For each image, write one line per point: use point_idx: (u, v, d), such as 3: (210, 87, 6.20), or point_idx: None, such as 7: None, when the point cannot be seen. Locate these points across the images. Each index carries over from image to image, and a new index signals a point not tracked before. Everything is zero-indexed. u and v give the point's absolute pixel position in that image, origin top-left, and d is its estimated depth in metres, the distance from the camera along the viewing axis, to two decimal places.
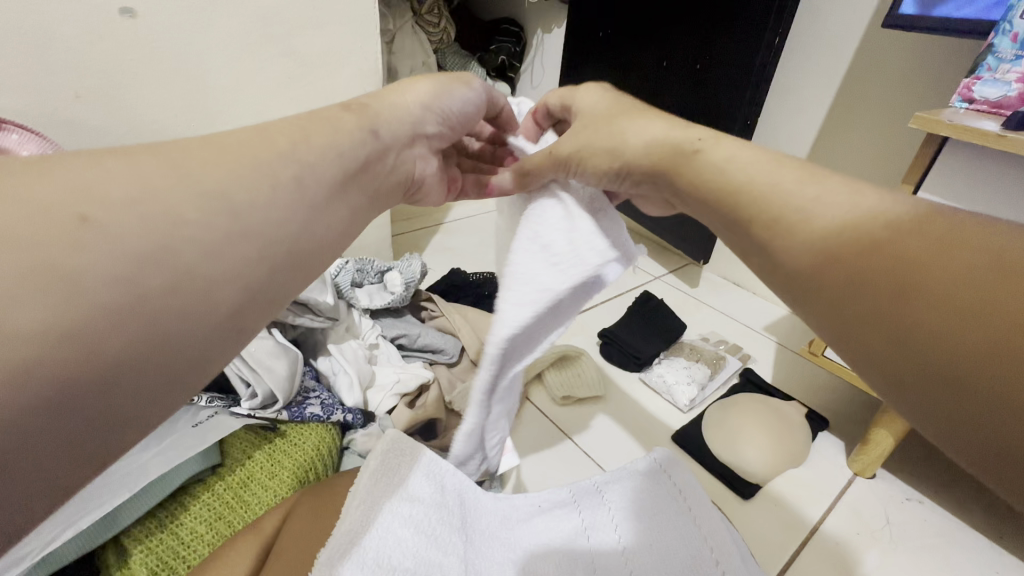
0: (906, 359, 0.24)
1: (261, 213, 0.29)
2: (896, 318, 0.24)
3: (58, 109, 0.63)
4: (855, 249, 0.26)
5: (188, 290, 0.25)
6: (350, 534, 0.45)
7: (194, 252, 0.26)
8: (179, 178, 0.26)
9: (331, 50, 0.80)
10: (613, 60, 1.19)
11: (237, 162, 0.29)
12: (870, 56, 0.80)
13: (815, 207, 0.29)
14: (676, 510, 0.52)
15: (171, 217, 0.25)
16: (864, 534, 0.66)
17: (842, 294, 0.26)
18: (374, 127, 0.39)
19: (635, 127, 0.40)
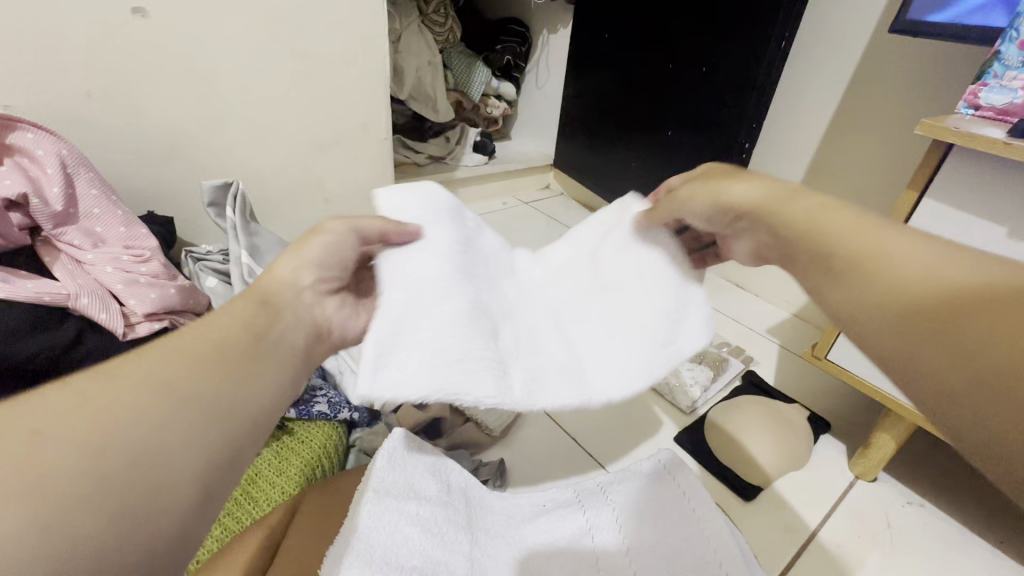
0: (981, 379, 0.24)
1: (229, 392, 0.31)
2: (954, 339, 0.25)
3: (71, 108, 0.64)
4: (916, 279, 0.29)
5: (146, 458, 0.26)
6: (359, 532, 0.45)
7: (137, 436, 0.26)
8: (166, 365, 0.30)
9: (340, 50, 0.80)
10: (619, 62, 1.19)
11: (219, 349, 0.32)
12: (876, 60, 0.81)
13: (882, 248, 0.31)
14: (679, 511, 0.53)
15: (109, 411, 0.26)
16: (865, 538, 0.66)
17: (900, 318, 0.28)
18: (263, 299, 0.37)
19: (726, 186, 0.42)
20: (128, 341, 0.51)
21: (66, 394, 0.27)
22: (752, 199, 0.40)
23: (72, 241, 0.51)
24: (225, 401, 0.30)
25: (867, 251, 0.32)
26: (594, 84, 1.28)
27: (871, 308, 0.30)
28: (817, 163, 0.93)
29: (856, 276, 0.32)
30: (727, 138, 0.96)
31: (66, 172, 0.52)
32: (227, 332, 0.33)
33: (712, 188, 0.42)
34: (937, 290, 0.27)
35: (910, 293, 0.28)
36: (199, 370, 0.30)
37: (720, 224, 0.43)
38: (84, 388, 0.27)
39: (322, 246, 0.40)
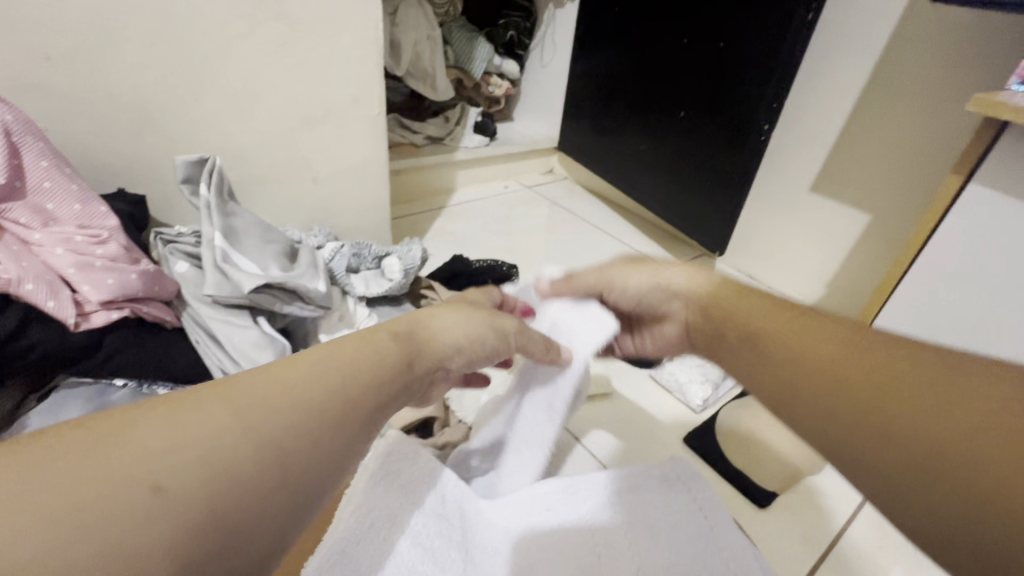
0: (885, 473, 0.26)
1: (313, 463, 0.25)
2: (878, 423, 0.26)
3: (28, 72, 0.58)
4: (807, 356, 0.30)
5: (243, 548, 0.23)
6: (342, 544, 0.41)
7: (253, 520, 0.23)
8: (249, 432, 0.24)
9: (328, 15, 0.74)
10: (629, 38, 1.12)
11: (314, 403, 0.26)
12: (912, 33, 0.74)
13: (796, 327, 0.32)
14: (693, 522, 0.48)
15: (227, 483, 0.22)
16: (886, 548, 0.62)
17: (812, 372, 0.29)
18: (412, 357, 0.32)
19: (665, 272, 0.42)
20: (80, 332, 0.46)
21: (192, 429, 0.23)
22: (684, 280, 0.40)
23: (18, 218, 0.46)
24: (320, 473, 0.26)
25: (767, 330, 0.32)
26: (602, 61, 1.21)
27: (775, 378, 0.31)
28: (841, 147, 0.87)
29: (764, 352, 0.32)
30: (746, 120, 0.89)
31: (11, 139, 0.46)
32: (363, 373, 0.29)
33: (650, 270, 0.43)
34: (843, 371, 0.28)
35: (808, 364, 0.30)
36: (322, 421, 0.26)
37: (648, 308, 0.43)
38: (216, 439, 0.23)
39: (483, 336, 0.37)
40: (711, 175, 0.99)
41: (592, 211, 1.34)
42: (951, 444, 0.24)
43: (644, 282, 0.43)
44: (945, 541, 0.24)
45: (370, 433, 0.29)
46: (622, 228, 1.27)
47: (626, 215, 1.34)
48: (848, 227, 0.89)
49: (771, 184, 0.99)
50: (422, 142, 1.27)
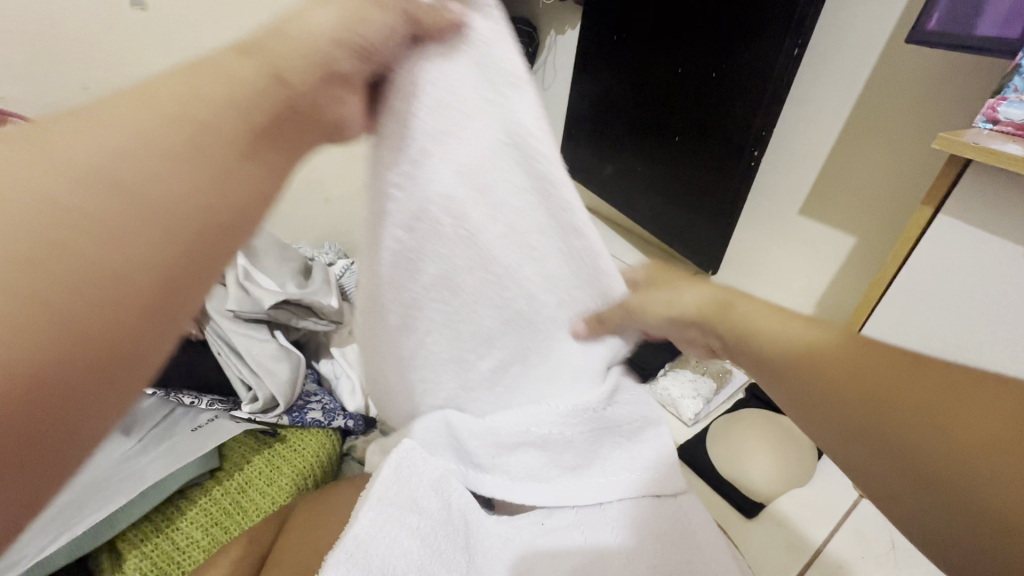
0: (903, 472, 0.32)
1: (178, 195, 0.23)
2: (873, 418, 0.34)
3: None
4: (807, 354, 0.38)
5: (115, 280, 0.22)
6: (358, 539, 0.45)
7: (113, 256, 0.22)
8: (76, 175, 0.22)
9: None
10: (627, 65, 1.17)
11: (156, 139, 0.23)
12: (890, 70, 0.79)
13: (772, 327, 0.41)
14: (681, 533, 0.52)
15: (69, 221, 0.21)
16: (869, 558, 0.65)
17: (810, 375, 0.37)
18: (279, 73, 0.27)
19: (675, 298, 0.46)
20: None
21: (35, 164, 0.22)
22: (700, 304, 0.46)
23: None
24: (189, 203, 0.23)
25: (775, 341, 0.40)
26: (602, 84, 1.26)
27: (799, 394, 0.38)
28: (827, 173, 0.91)
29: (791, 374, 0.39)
30: (737, 146, 0.94)
31: None
32: (215, 110, 0.25)
33: (666, 301, 0.46)
34: (848, 395, 0.35)
35: (823, 387, 0.37)
36: (184, 159, 0.24)
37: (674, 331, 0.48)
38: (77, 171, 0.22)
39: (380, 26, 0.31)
40: (706, 199, 1.03)
41: None
42: (932, 426, 0.31)
43: (663, 317, 0.46)
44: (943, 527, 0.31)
45: (254, 175, 0.26)
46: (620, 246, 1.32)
47: (627, 233, 1.38)
48: (836, 248, 0.93)
49: (761, 207, 1.03)
50: None
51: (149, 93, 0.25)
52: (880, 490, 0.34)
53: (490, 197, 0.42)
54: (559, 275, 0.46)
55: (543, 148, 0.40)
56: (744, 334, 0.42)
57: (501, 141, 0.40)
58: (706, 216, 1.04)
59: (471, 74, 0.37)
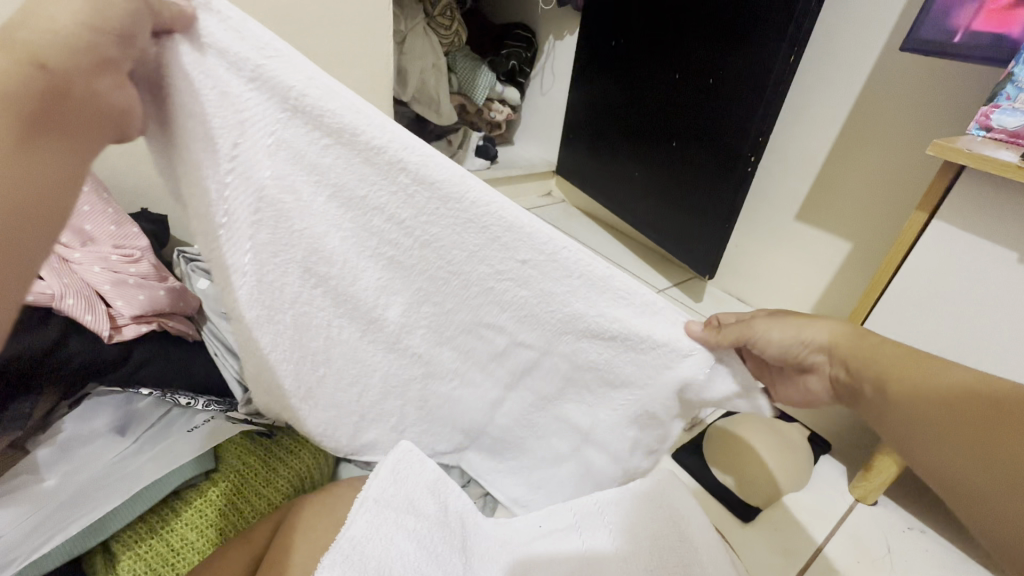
0: (996, 512, 0.31)
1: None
2: (976, 454, 0.32)
3: None
4: (923, 386, 0.36)
5: None
6: (353, 540, 0.44)
7: None
8: None
9: (344, 50, 0.79)
10: (624, 71, 1.18)
11: None
12: (885, 78, 0.80)
13: (892, 360, 0.39)
14: (681, 534, 0.51)
15: None
16: (864, 562, 0.65)
17: (929, 411, 0.35)
18: (39, 57, 0.27)
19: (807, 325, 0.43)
20: (112, 342, 0.49)
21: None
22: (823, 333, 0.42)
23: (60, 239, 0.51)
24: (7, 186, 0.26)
25: (861, 350, 0.41)
26: (599, 90, 1.27)
27: (911, 427, 0.36)
28: (823, 179, 0.92)
29: (872, 385, 0.39)
30: (733, 152, 0.95)
31: None
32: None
33: (796, 327, 0.43)
34: (935, 396, 0.35)
35: (901, 395, 0.37)
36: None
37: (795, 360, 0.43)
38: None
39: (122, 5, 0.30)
40: (704, 204, 1.04)
41: (590, 234, 1.39)
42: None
43: (786, 340, 0.42)
44: None
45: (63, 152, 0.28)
46: (617, 250, 1.32)
47: (624, 237, 1.39)
48: (831, 254, 0.94)
49: (758, 213, 1.04)
50: None
51: None
52: (974, 515, 0.32)
53: (323, 171, 0.40)
54: (456, 240, 0.42)
55: (329, 104, 0.36)
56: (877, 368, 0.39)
57: (288, 114, 0.37)
58: (704, 222, 1.05)
59: (229, 76, 0.36)
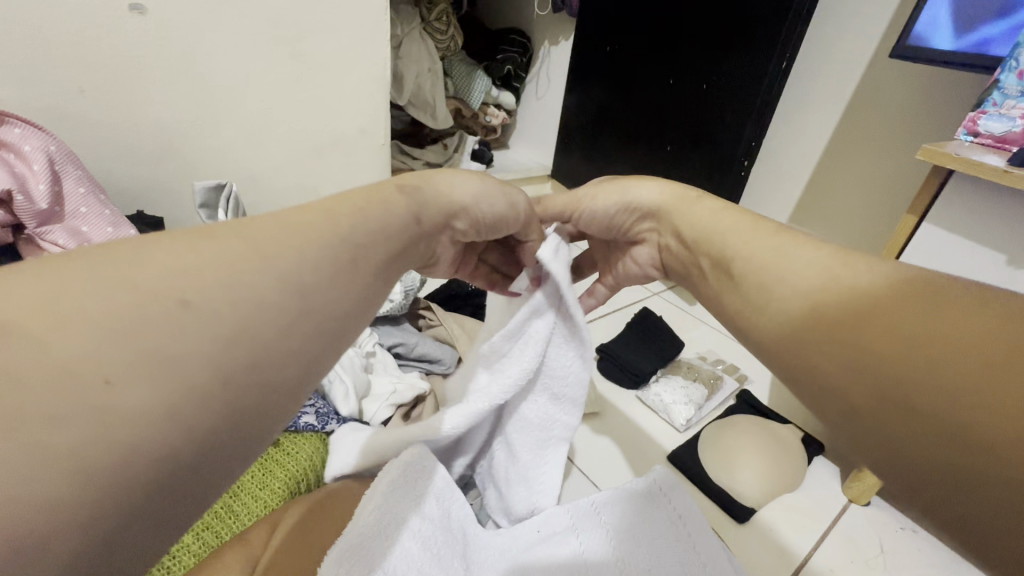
0: (880, 424, 0.25)
1: (328, 292, 0.25)
2: (853, 352, 0.26)
3: (61, 103, 0.62)
4: (817, 287, 0.30)
5: (270, 366, 0.22)
6: (361, 537, 0.44)
7: (274, 339, 0.22)
8: (257, 258, 0.23)
9: (342, 54, 0.80)
10: (619, 75, 1.19)
11: (306, 233, 0.25)
12: (875, 84, 0.81)
13: (781, 258, 0.34)
14: (676, 533, 0.53)
15: (256, 304, 0.22)
16: (858, 563, 0.66)
17: (811, 314, 0.30)
18: (419, 212, 0.33)
19: (629, 187, 0.47)
20: None
21: (106, 277, 0.20)
22: (655, 199, 0.46)
23: (56, 240, 0.51)
24: (331, 299, 0.25)
25: (758, 249, 0.36)
26: (594, 95, 1.28)
27: (790, 329, 0.31)
28: (815, 184, 0.93)
29: (763, 285, 0.34)
30: (726, 156, 0.96)
31: (54, 168, 0.54)
32: (349, 224, 0.28)
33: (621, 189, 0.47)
34: (828, 293, 0.29)
35: (794, 293, 0.31)
36: (317, 251, 0.25)
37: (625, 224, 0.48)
38: (160, 293, 0.20)
39: (479, 189, 0.39)
40: None
41: None
42: (952, 366, 0.23)
43: (614, 204, 0.47)
44: (914, 480, 0.23)
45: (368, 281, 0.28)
46: None
47: None
48: None
49: None
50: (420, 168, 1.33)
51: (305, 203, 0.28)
52: (842, 420, 0.26)
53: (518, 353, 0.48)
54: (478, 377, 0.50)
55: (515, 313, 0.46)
56: (701, 229, 0.42)
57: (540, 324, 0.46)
58: None
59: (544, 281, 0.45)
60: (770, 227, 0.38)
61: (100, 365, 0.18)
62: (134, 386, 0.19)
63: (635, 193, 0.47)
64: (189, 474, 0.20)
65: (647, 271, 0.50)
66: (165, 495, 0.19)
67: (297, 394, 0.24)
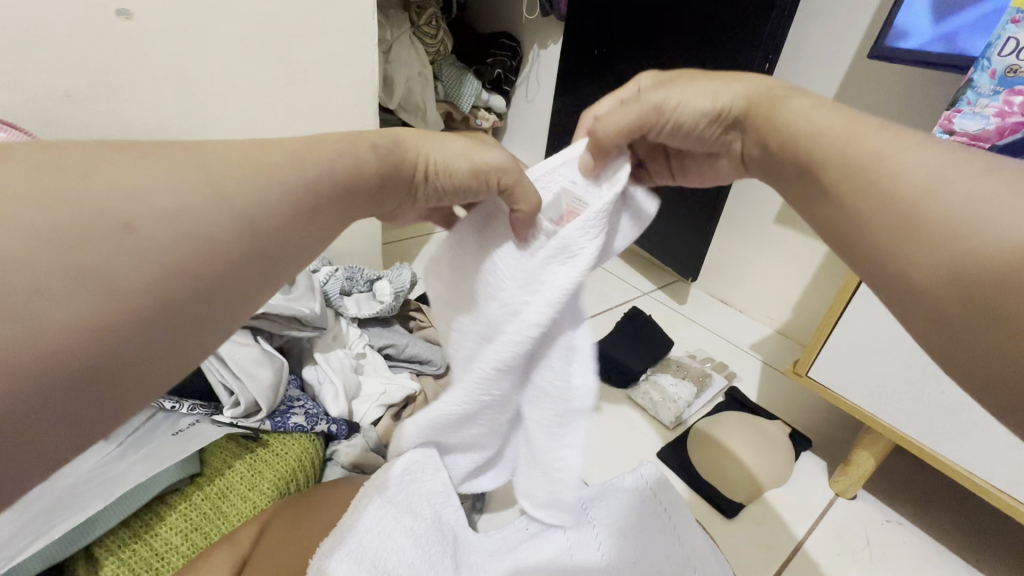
0: (989, 356, 0.26)
1: (274, 229, 0.27)
2: (972, 291, 0.26)
3: (49, 108, 0.63)
4: (913, 201, 0.28)
5: (209, 292, 0.25)
6: (359, 539, 0.45)
7: (220, 270, 0.25)
8: (211, 193, 0.25)
9: (330, 57, 0.80)
10: (607, 77, 1.20)
11: (270, 176, 0.27)
12: (857, 84, 0.83)
13: (876, 156, 0.30)
14: (660, 525, 0.54)
15: (200, 240, 0.24)
16: (844, 555, 0.67)
17: (913, 232, 0.28)
18: (384, 170, 0.34)
19: (715, 87, 0.40)
20: None
21: (48, 188, 0.22)
22: (737, 99, 0.39)
23: None
24: (280, 237, 0.28)
25: (853, 150, 0.31)
26: (582, 97, 1.29)
27: (880, 244, 0.30)
28: None
29: (863, 194, 0.30)
30: None
31: None
32: (320, 167, 0.30)
33: (701, 92, 0.40)
34: (937, 214, 0.27)
35: (890, 202, 0.29)
36: (280, 190, 0.27)
37: (707, 136, 0.42)
38: (105, 211, 0.23)
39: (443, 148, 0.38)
40: (681, 207, 1.07)
41: None
42: None
43: (701, 112, 0.40)
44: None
45: (325, 224, 0.31)
46: None
47: None
48: (809, 255, 0.96)
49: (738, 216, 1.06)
50: None
51: (283, 139, 0.30)
52: (945, 342, 0.28)
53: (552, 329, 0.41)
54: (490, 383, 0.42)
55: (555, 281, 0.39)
56: (790, 133, 0.35)
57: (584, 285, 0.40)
58: (684, 224, 1.07)
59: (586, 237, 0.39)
60: (870, 121, 0.32)
61: (40, 274, 0.22)
62: (70, 298, 0.22)
63: (719, 92, 0.40)
64: (118, 371, 0.24)
65: (725, 178, 0.46)
66: (98, 383, 0.23)
67: (235, 317, 0.28)
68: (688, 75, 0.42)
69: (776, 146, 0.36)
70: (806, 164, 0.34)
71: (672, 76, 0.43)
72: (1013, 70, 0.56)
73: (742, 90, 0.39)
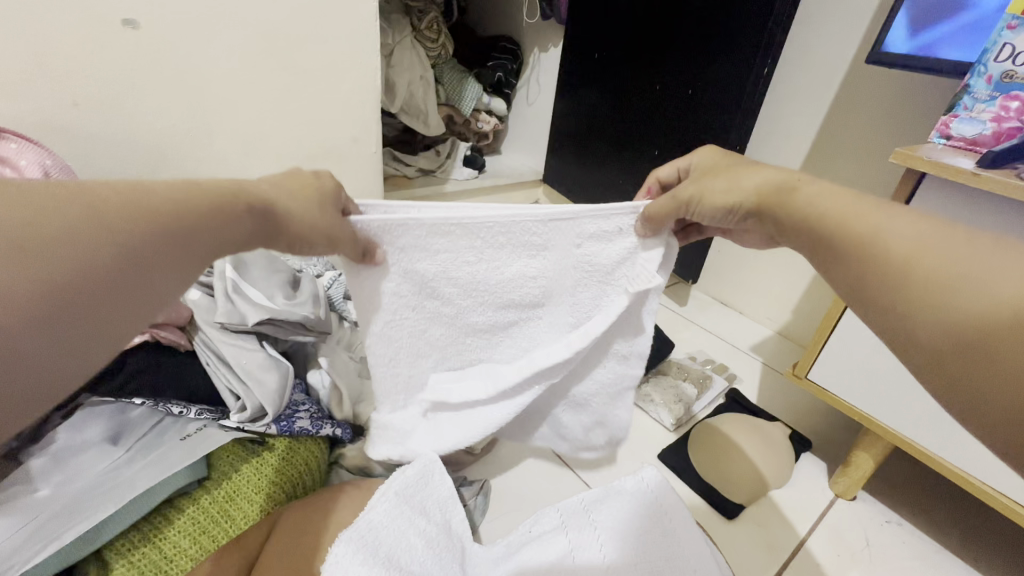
0: (993, 405, 0.29)
1: (170, 262, 0.29)
2: (974, 346, 0.29)
3: (57, 117, 0.64)
4: (913, 266, 0.32)
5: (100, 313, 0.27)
6: (372, 526, 0.46)
7: (113, 294, 0.27)
8: (101, 225, 0.27)
9: (333, 65, 0.81)
10: (608, 80, 1.21)
11: (170, 213, 0.29)
12: (856, 88, 0.83)
13: (876, 228, 0.34)
14: (661, 527, 0.54)
15: (90, 262, 0.26)
16: (844, 556, 0.67)
17: (914, 291, 0.32)
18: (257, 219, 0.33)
19: (735, 180, 0.43)
20: None
21: None
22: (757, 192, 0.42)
23: None
24: (177, 268, 0.30)
25: (855, 226, 0.35)
26: (583, 100, 1.30)
27: (885, 303, 0.33)
28: None
29: (864, 258, 0.34)
30: None
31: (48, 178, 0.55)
32: (223, 206, 0.31)
33: (723, 186, 0.43)
34: (937, 277, 0.31)
35: (891, 265, 0.33)
36: (181, 227, 0.29)
37: (732, 222, 0.45)
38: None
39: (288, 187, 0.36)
40: None
41: None
42: None
43: (721, 206, 0.43)
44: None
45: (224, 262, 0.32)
46: None
47: None
48: (808, 258, 0.97)
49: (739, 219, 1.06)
50: (413, 174, 1.34)
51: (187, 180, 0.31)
52: (951, 389, 0.31)
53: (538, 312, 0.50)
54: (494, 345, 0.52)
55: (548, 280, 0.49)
56: (795, 215, 0.39)
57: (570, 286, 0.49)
58: None
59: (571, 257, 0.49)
60: (867, 198, 0.37)
61: None
62: None
63: (737, 187, 0.43)
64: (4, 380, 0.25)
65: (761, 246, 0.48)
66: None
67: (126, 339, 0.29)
68: (719, 167, 0.45)
69: (793, 234, 0.40)
70: (811, 236, 0.38)
71: (709, 165, 0.46)
72: (1009, 75, 0.56)
73: (759, 183, 0.42)
